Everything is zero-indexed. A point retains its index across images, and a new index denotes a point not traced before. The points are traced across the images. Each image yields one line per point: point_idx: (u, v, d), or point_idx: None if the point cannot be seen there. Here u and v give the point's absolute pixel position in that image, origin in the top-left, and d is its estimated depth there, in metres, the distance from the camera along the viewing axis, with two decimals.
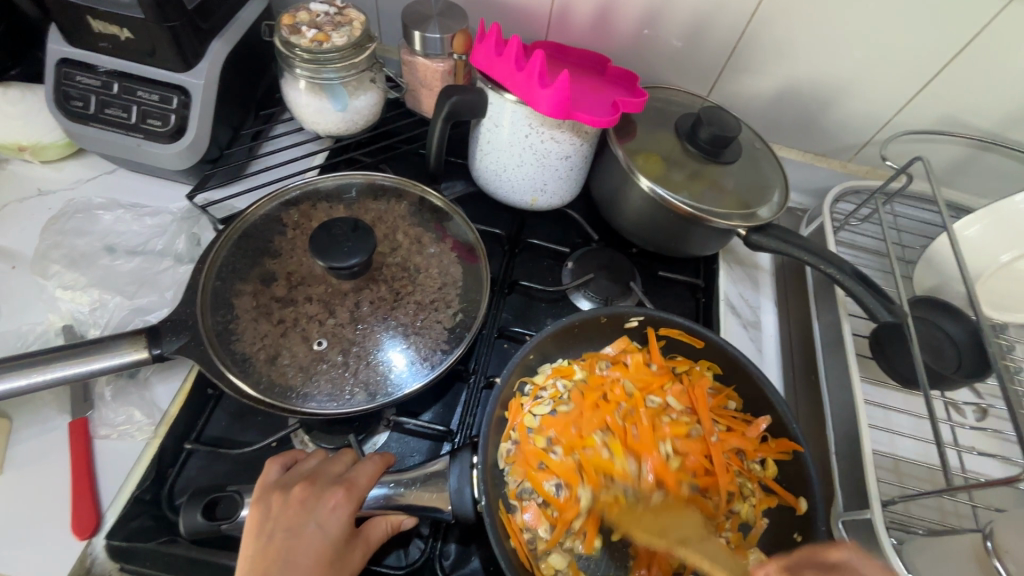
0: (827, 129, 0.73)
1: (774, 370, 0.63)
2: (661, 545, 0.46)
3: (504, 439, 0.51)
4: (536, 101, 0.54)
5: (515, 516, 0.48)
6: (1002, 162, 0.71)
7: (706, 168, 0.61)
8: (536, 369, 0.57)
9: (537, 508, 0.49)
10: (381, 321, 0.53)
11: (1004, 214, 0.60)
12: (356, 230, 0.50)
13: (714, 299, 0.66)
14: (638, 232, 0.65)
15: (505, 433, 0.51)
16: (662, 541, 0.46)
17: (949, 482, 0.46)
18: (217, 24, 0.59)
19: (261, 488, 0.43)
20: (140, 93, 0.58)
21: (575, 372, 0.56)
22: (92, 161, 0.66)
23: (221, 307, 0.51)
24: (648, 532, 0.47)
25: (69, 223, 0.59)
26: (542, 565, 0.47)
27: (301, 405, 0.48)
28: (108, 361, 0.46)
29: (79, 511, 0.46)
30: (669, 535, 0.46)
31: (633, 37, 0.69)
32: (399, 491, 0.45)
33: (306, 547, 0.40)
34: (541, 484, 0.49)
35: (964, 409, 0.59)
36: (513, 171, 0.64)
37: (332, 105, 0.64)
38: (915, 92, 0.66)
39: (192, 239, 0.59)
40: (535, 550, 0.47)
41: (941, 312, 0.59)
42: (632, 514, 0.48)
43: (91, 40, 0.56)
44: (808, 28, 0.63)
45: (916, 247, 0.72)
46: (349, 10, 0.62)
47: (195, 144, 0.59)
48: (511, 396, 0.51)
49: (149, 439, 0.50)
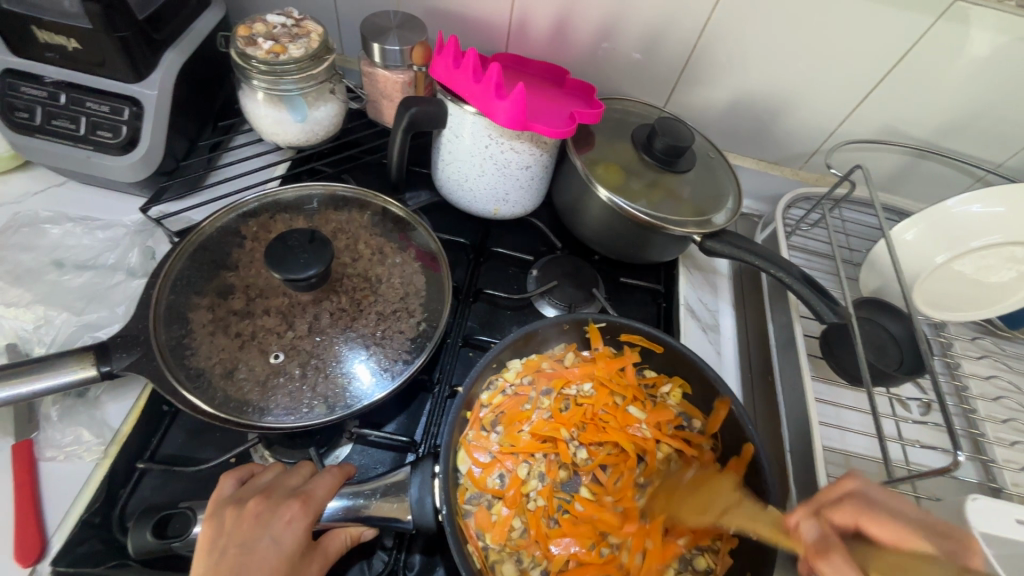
0: (777, 138, 0.76)
1: (732, 372, 0.65)
2: (710, 520, 0.47)
3: (463, 440, 0.51)
4: (494, 112, 0.55)
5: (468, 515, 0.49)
6: (938, 168, 0.75)
7: (663, 176, 0.63)
8: (506, 363, 0.56)
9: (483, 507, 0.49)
10: (341, 333, 0.53)
11: (937, 217, 0.62)
12: (313, 241, 0.50)
13: (674, 304, 0.68)
14: (599, 240, 0.67)
15: (463, 434, 0.51)
16: (707, 517, 0.47)
17: (891, 474, 0.48)
18: (171, 35, 0.58)
19: (215, 503, 0.42)
20: (89, 104, 0.57)
21: (542, 370, 0.57)
22: (41, 173, 0.64)
23: (175, 320, 0.50)
24: (692, 514, 0.48)
25: (13, 237, 0.57)
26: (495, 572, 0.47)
27: (258, 419, 0.47)
28: (54, 379, 0.45)
29: (21, 538, 0.44)
30: (711, 509, 0.48)
31: (590, 49, 0.71)
32: (358, 502, 0.44)
33: (261, 562, 0.39)
34: (485, 485, 0.50)
35: (908, 404, 0.62)
36: (475, 181, 0.65)
37: (291, 116, 0.63)
38: (856, 104, 0.69)
39: (146, 252, 0.58)
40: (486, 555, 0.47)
41: (884, 312, 0.63)
42: (677, 508, 0.50)
43: (37, 50, 0.55)
44: (754, 43, 0.66)
45: (863, 251, 0.75)
46: (307, 22, 0.62)
47: (149, 156, 0.58)
48: (475, 398, 0.52)
49: (99, 460, 0.49)
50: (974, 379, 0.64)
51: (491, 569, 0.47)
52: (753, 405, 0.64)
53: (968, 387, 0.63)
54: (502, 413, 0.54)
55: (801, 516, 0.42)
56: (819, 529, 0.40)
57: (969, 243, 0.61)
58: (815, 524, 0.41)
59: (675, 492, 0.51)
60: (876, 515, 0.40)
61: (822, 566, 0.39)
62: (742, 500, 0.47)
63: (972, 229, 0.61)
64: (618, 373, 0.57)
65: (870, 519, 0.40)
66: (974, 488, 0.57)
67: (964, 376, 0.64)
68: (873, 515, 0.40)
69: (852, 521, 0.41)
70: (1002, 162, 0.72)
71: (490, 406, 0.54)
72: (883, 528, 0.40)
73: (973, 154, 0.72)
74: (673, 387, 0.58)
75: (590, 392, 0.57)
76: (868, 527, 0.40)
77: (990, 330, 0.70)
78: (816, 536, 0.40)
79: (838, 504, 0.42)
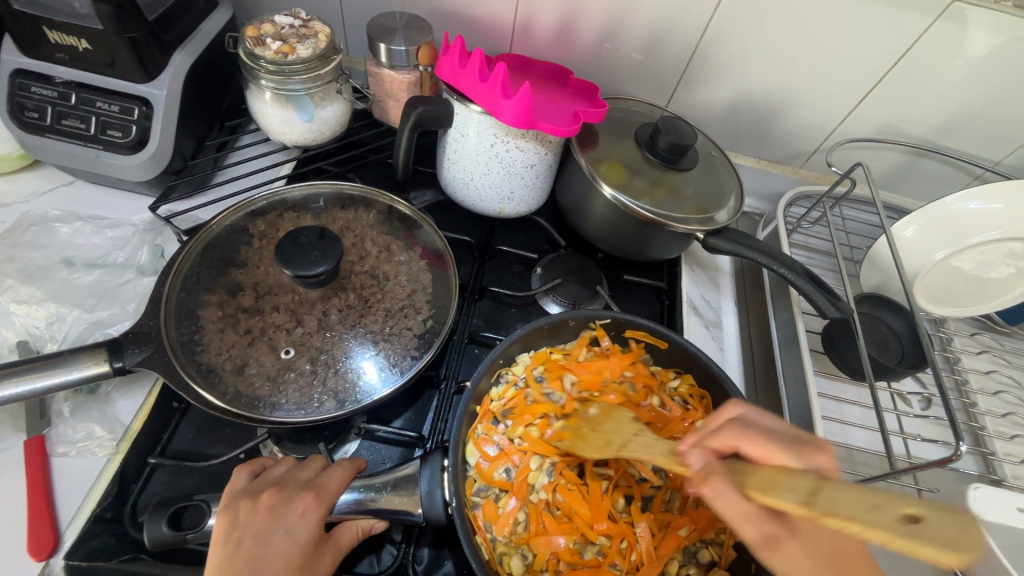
0: (778, 137, 0.77)
1: (735, 368, 0.66)
2: (609, 456, 0.46)
3: (471, 433, 0.52)
4: (500, 111, 0.56)
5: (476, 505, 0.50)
6: (937, 167, 0.76)
7: (666, 174, 0.64)
8: (516, 358, 0.58)
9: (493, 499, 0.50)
10: (350, 329, 0.53)
11: (937, 214, 0.63)
12: (323, 238, 0.51)
13: (677, 301, 0.69)
14: (602, 237, 0.67)
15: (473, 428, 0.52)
16: (608, 452, 0.46)
17: (894, 466, 0.49)
18: (179, 36, 0.59)
19: (229, 496, 0.42)
20: (99, 104, 0.57)
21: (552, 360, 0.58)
22: (50, 173, 0.65)
23: (186, 318, 0.51)
24: (596, 449, 0.47)
25: (24, 236, 0.57)
26: (502, 563, 0.48)
27: (269, 414, 0.48)
28: (67, 375, 0.45)
29: (35, 532, 0.44)
30: (612, 444, 0.46)
31: (594, 50, 0.71)
32: (369, 495, 0.45)
33: (275, 553, 0.39)
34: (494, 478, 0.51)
35: (909, 399, 0.63)
36: (479, 179, 0.66)
37: (298, 116, 0.64)
38: (856, 103, 0.70)
39: (155, 250, 0.59)
40: (492, 545, 0.48)
41: (885, 307, 0.63)
42: (582, 442, 0.49)
43: (47, 51, 0.56)
44: (755, 44, 0.67)
45: (864, 248, 0.76)
46: (314, 23, 0.62)
47: (158, 155, 0.59)
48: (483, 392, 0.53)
49: (110, 455, 0.49)
50: (974, 373, 0.65)
51: (498, 560, 0.48)
52: (756, 401, 0.65)
53: (968, 382, 0.64)
54: (512, 407, 0.54)
55: (689, 447, 0.40)
56: (705, 458, 0.37)
57: (968, 239, 0.62)
58: (704, 453, 0.38)
59: (585, 434, 0.50)
60: (751, 434, 0.39)
61: (705, 492, 0.34)
62: (638, 432, 0.46)
63: (972, 225, 0.62)
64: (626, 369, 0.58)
65: (746, 439, 0.39)
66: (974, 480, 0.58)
67: (964, 371, 0.65)
68: (747, 434, 0.39)
69: (731, 443, 0.40)
70: (1000, 160, 0.73)
71: (500, 400, 0.54)
72: (756, 445, 0.39)
73: (971, 153, 0.73)
74: (681, 383, 0.58)
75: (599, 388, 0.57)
76: (746, 446, 0.39)
77: (989, 326, 0.71)
78: (701, 465, 0.37)
79: (718, 432, 0.41)
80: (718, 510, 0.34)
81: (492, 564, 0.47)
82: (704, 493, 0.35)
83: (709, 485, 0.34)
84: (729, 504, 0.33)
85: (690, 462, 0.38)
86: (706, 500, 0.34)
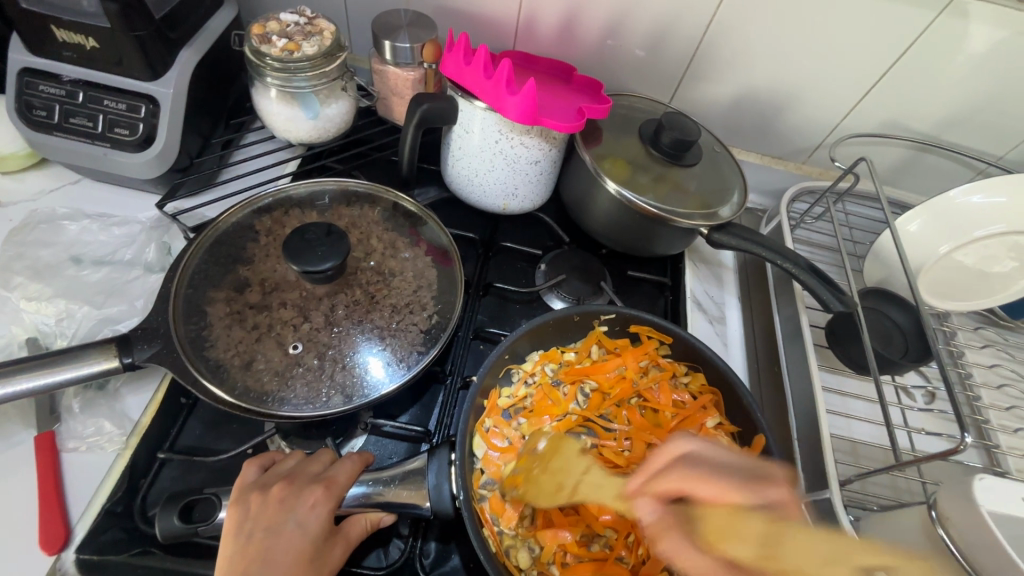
0: (782, 133, 0.78)
1: (739, 363, 0.66)
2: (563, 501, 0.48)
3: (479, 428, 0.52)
4: (504, 108, 0.56)
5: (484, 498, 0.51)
6: (939, 162, 0.76)
7: (669, 170, 0.64)
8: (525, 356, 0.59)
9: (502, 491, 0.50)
10: (357, 324, 0.53)
11: (939, 209, 0.63)
12: (330, 234, 0.51)
13: (681, 296, 0.69)
14: (607, 233, 0.68)
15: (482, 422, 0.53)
16: (562, 497, 0.48)
17: (898, 458, 0.49)
18: (186, 34, 0.59)
19: (240, 489, 0.43)
20: (106, 102, 0.58)
21: (558, 358, 0.59)
22: (56, 171, 0.65)
23: (194, 314, 0.51)
24: (547, 497, 0.49)
25: (32, 233, 0.57)
26: (510, 556, 0.48)
27: (277, 409, 0.48)
28: (78, 370, 0.46)
29: (46, 526, 0.44)
30: (565, 487, 0.48)
31: (597, 46, 0.72)
32: (377, 489, 0.45)
33: (286, 545, 0.40)
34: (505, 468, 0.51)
35: (913, 393, 0.63)
36: (484, 176, 0.66)
37: (304, 113, 0.64)
38: (859, 98, 0.71)
39: (162, 247, 0.59)
40: (500, 536, 0.49)
41: (889, 302, 0.64)
42: (531, 485, 0.49)
43: (55, 49, 0.56)
44: (758, 39, 0.67)
45: (866, 244, 0.77)
46: (319, 20, 0.63)
47: (165, 153, 0.59)
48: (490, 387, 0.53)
49: (120, 450, 0.49)
50: (977, 367, 0.65)
51: (505, 552, 0.48)
52: (760, 395, 0.65)
53: (972, 376, 0.64)
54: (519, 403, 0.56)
55: (638, 491, 0.42)
56: (654, 509, 0.41)
57: (972, 233, 0.62)
58: (652, 503, 0.41)
59: (535, 472, 0.50)
60: (702, 476, 0.41)
61: (664, 544, 0.40)
62: (586, 470, 0.49)
63: (975, 220, 0.62)
64: (632, 365, 0.58)
65: (692, 485, 0.40)
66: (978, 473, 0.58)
67: (967, 365, 0.65)
68: (700, 477, 0.41)
69: (677, 488, 0.41)
70: (1003, 154, 0.73)
71: (511, 396, 0.56)
72: (709, 486, 0.40)
73: (974, 147, 0.73)
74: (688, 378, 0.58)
75: (606, 383, 0.58)
76: (694, 489, 0.40)
77: (992, 320, 0.71)
78: (653, 517, 0.41)
79: (664, 474, 0.42)
80: (670, 557, 0.39)
81: (500, 555, 0.47)
82: (662, 547, 0.40)
83: (664, 541, 0.40)
84: (690, 559, 0.38)
85: (641, 516, 0.41)
86: (664, 556, 0.39)
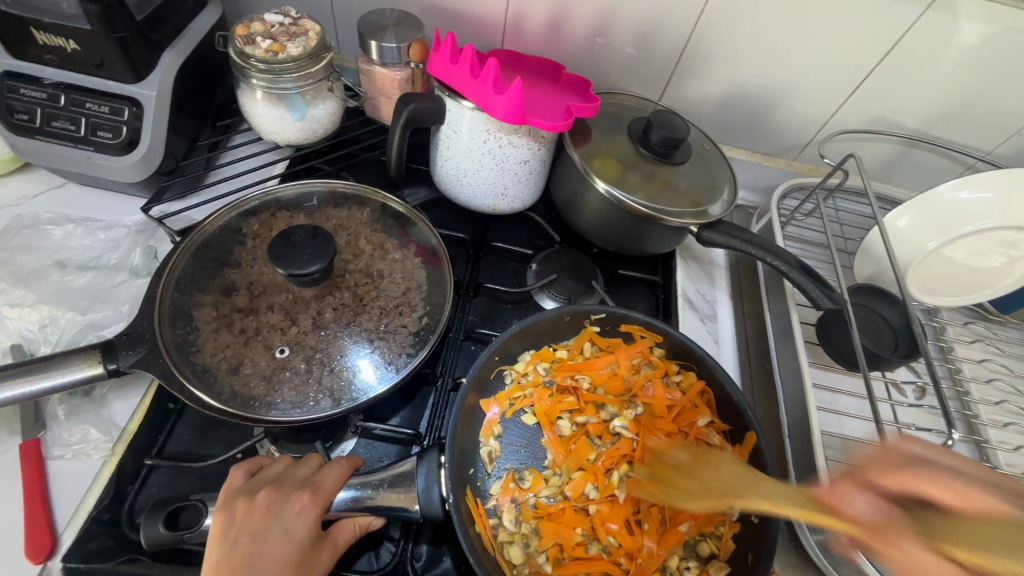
0: (771, 130, 0.77)
1: (731, 362, 0.66)
2: (709, 503, 0.41)
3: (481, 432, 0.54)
4: (492, 107, 0.56)
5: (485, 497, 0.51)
6: (929, 158, 0.76)
7: (659, 169, 0.64)
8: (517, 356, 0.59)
9: (502, 495, 0.51)
10: (345, 327, 0.53)
11: (928, 205, 0.63)
12: (316, 236, 0.51)
13: (672, 295, 0.69)
14: (597, 232, 0.67)
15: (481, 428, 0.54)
16: (708, 503, 0.41)
17: (887, 455, 0.49)
18: (169, 35, 0.58)
19: (226, 494, 0.42)
20: (89, 105, 0.57)
21: (552, 357, 0.58)
22: (40, 176, 0.64)
23: (180, 318, 0.51)
24: (692, 500, 0.43)
25: (16, 239, 0.57)
26: (505, 554, 0.48)
27: (265, 413, 0.48)
28: (62, 377, 0.45)
29: (32, 535, 0.44)
30: (713, 489, 0.42)
31: (586, 45, 0.71)
32: (366, 493, 0.45)
33: (272, 552, 0.39)
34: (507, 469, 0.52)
35: (903, 389, 0.63)
36: (473, 176, 0.66)
37: (290, 114, 0.64)
38: (848, 95, 0.71)
39: (148, 251, 0.59)
40: (498, 538, 0.49)
41: (879, 298, 0.64)
42: (675, 492, 0.45)
43: (36, 52, 0.55)
44: (746, 36, 0.67)
45: (856, 240, 0.77)
46: (304, 20, 0.62)
47: (149, 156, 0.58)
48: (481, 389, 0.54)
49: (107, 457, 0.49)
50: (967, 362, 0.65)
51: (500, 549, 0.48)
52: (752, 392, 0.65)
53: (962, 371, 0.65)
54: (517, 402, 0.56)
55: (838, 488, 0.35)
56: (876, 504, 0.33)
57: (960, 229, 0.62)
58: (873, 499, 0.34)
59: (691, 477, 0.45)
60: (934, 475, 0.33)
61: (881, 547, 0.31)
62: (757, 482, 0.40)
63: (964, 216, 0.62)
64: (626, 365, 0.57)
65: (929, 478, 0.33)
66: None
67: (957, 360, 0.65)
68: (927, 474, 0.33)
69: (906, 487, 0.33)
70: (992, 149, 0.73)
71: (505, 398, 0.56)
72: (946, 487, 0.32)
73: (963, 143, 0.74)
74: (685, 375, 0.58)
75: (603, 383, 0.57)
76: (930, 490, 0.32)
77: (982, 315, 0.71)
78: (870, 511, 0.33)
79: (885, 470, 0.34)
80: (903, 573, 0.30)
81: (493, 552, 0.47)
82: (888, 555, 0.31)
83: (889, 542, 0.31)
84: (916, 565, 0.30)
85: (856, 513, 0.33)
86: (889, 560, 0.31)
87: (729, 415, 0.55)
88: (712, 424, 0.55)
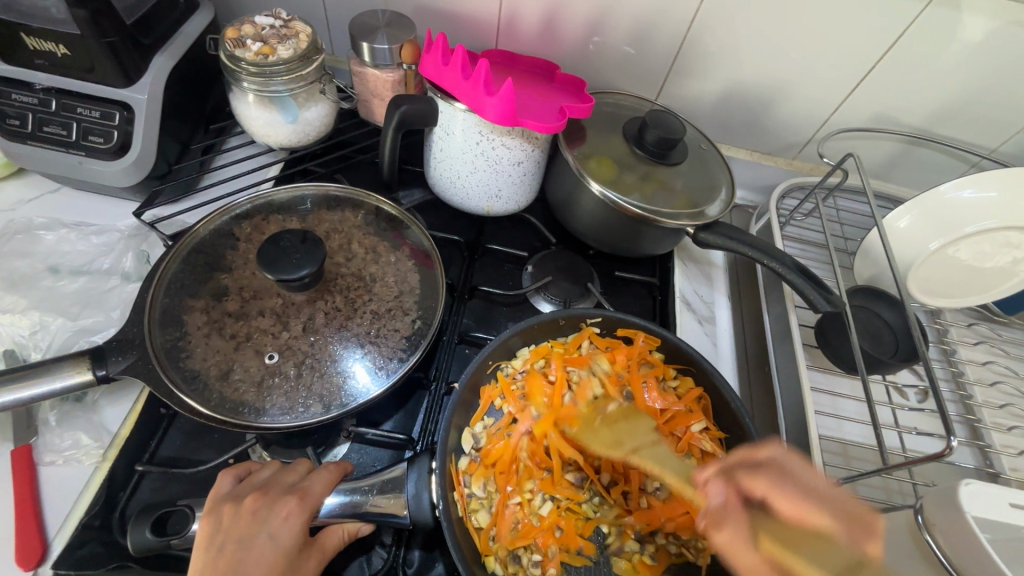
0: (770, 129, 0.76)
1: (728, 363, 0.65)
2: (616, 454, 0.51)
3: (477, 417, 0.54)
4: (483, 108, 0.55)
5: (460, 462, 0.51)
6: (932, 156, 0.75)
7: (655, 169, 0.63)
8: (516, 351, 0.58)
9: (481, 470, 0.51)
10: (336, 332, 0.53)
11: (930, 205, 0.62)
12: (305, 241, 0.50)
13: (670, 297, 0.68)
14: (592, 234, 0.67)
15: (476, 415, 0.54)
16: (617, 451, 0.51)
17: (887, 462, 0.48)
18: (160, 39, 0.58)
19: (213, 500, 0.42)
20: (80, 110, 0.57)
21: (551, 354, 0.57)
22: (35, 180, 0.64)
23: (170, 323, 0.51)
24: (604, 444, 0.51)
25: (8, 244, 0.57)
26: (472, 520, 0.48)
27: (255, 419, 0.48)
28: (51, 384, 0.45)
29: (22, 542, 0.44)
30: (623, 445, 0.51)
31: (581, 44, 0.70)
32: (356, 498, 0.44)
33: (259, 558, 0.39)
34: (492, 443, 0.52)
35: (905, 391, 0.62)
36: (466, 178, 0.65)
37: (282, 117, 0.63)
38: (848, 93, 0.69)
39: (140, 256, 0.58)
40: (468, 505, 0.49)
41: (880, 300, 0.63)
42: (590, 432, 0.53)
43: (27, 57, 0.55)
44: (744, 34, 0.66)
45: (857, 240, 0.76)
46: (295, 22, 0.62)
47: (141, 161, 0.58)
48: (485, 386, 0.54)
49: (98, 464, 0.49)
50: (971, 364, 0.64)
51: (468, 515, 0.48)
52: (750, 396, 0.64)
53: (965, 373, 0.63)
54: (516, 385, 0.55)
55: None
56: None
57: (963, 229, 0.61)
58: None
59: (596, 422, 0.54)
60: None
61: None
62: (656, 444, 0.52)
63: (966, 215, 0.61)
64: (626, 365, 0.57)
65: None
66: (971, 473, 0.57)
67: (960, 363, 0.64)
68: None
69: None
70: (996, 147, 0.72)
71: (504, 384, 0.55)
72: None
73: (966, 140, 0.72)
74: (683, 380, 0.57)
75: (602, 380, 0.56)
76: None
77: (986, 316, 0.70)
78: None
79: None
80: None
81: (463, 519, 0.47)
82: None
83: None
84: None
85: None
86: None
87: (726, 423, 0.54)
88: (706, 430, 0.54)
